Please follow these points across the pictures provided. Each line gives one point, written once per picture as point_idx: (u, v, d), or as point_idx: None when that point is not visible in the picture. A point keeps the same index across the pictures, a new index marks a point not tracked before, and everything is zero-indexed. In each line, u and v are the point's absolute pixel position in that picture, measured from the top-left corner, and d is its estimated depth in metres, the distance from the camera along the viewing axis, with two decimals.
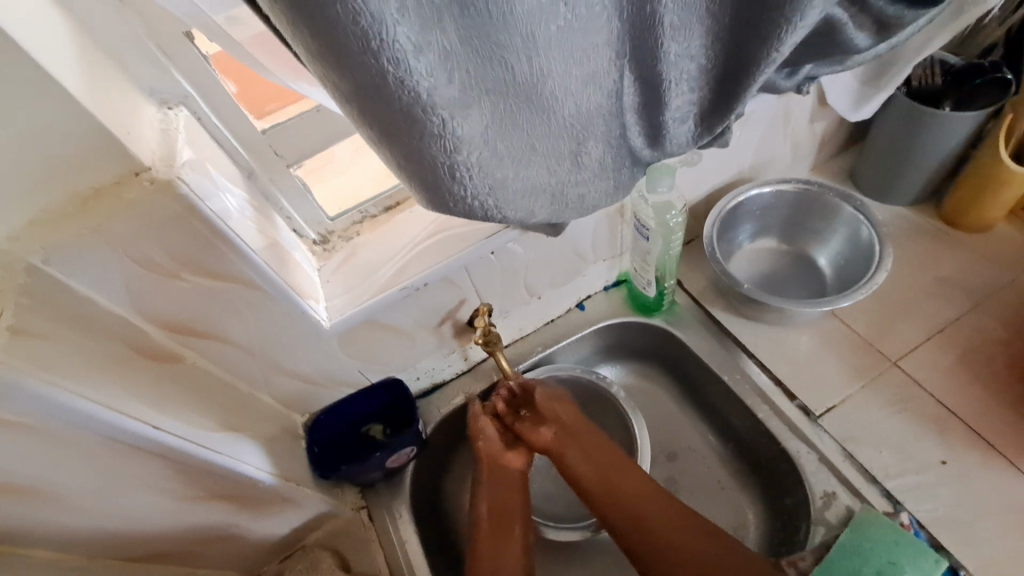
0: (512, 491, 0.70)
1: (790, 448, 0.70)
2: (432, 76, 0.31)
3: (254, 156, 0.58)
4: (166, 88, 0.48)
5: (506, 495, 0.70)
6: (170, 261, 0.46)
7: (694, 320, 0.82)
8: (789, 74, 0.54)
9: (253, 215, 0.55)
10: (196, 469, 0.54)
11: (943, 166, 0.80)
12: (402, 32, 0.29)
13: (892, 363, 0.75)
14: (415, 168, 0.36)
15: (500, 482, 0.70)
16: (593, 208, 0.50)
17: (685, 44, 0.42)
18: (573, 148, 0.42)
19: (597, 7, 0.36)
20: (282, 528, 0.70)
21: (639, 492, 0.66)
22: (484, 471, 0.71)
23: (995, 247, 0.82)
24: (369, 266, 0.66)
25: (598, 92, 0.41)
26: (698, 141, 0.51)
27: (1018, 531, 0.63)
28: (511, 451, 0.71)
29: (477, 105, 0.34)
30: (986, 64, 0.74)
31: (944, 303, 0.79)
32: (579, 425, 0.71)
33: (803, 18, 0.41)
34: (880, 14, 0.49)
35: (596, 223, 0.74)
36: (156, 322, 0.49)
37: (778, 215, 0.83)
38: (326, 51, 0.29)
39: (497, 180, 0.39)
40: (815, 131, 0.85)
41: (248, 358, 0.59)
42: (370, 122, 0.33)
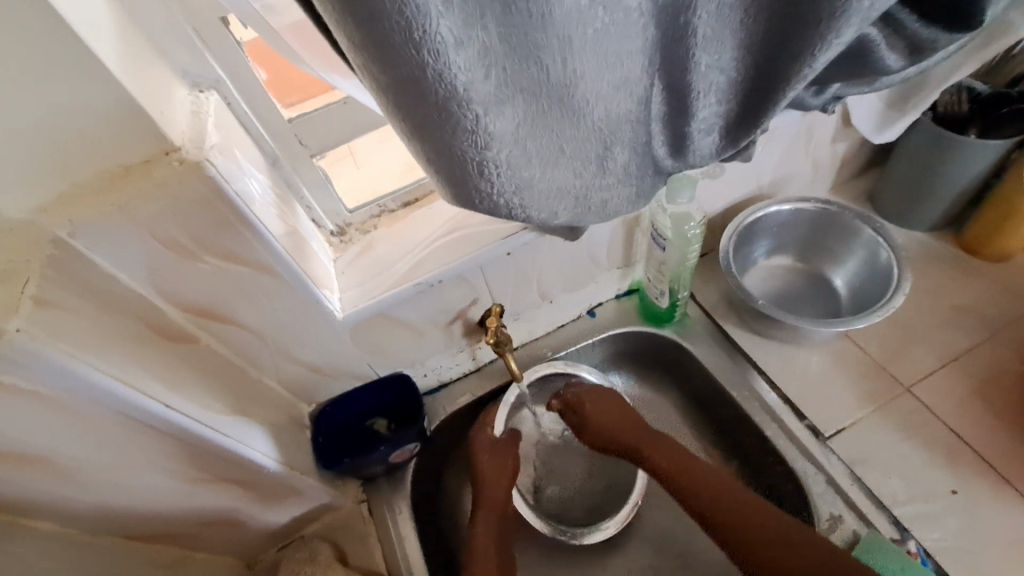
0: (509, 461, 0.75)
1: (796, 468, 0.69)
2: (469, 72, 0.31)
3: (279, 142, 0.58)
4: (199, 71, 0.48)
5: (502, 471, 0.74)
6: (192, 243, 0.46)
7: (705, 333, 0.82)
8: (817, 92, 0.54)
9: (274, 201, 0.55)
10: (202, 452, 0.54)
11: (966, 192, 0.80)
12: (444, 25, 0.29)
13: (904, 388, 0.74)
14: (444, 162, 0.36)
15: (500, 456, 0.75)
16: (613, 215, 0.50)
17: (717, 56, 0.42)
18: (600, 153, 0.43)
19: (634, 14, 0.36)
20: (281, 518, 0.69)
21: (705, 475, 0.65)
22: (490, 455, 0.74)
23: (1015, 277, 0.82)
24: (385, 260, 0.66)
25: (629, 98, 0.41)
26: (722, 153, 0.52)
27: None
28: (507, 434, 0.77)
29: (511, 102, 0.34)
30: (1013, 92, 0.74)
31: (958, 331, 0.78)
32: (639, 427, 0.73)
33: (838, 36, 0.41)
34: (913, 36, 0.49)
35: (612, 229, 0.74)
36: (175, 302, 0.49)
37: (796, 233, 0.83)
38: (368, 41, 0.29)
39: (523, 179, 0.39)
40: (837, 151, 0.84)
41: (260, 343, 0.59)
42: (403, 113, 0.33)
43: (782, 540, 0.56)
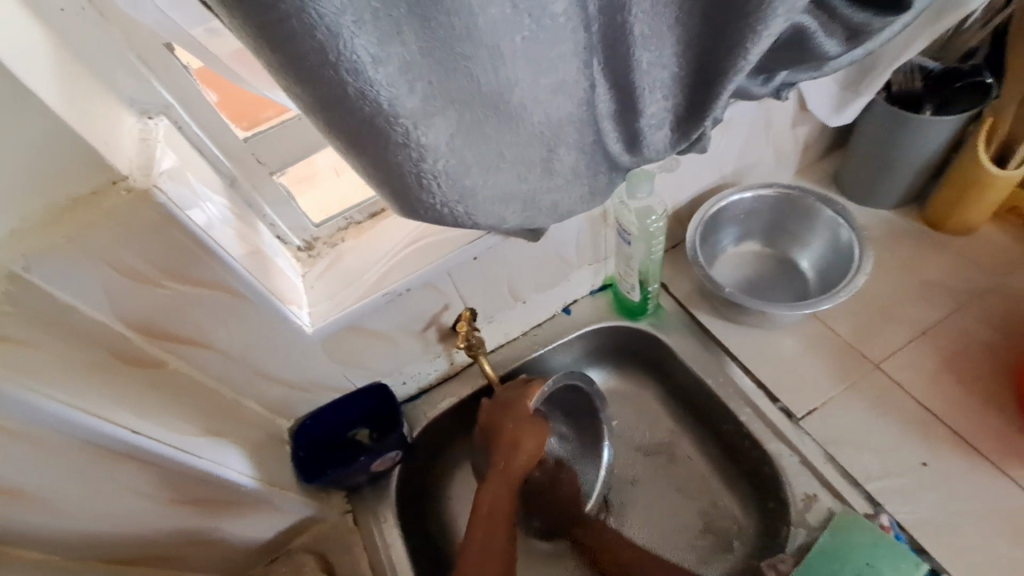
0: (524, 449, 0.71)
1: (772, 450, 0.70)
2: (392, 87, 0.32)
3: (236, 164, 0.58)
4: (147, 98, 0.48)
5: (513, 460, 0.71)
6: (149, 269, 0.47)
7: (680, 324, 0.83)
8: (764, 81, 0.55)
9: (234, 223, 0.56)
10: (176, 473, 0.55)
11: (927, 166, 0.79)
12: (359, 44, 0.29)
13: (875, 365, 0.74)
14: (383, 175, 0.37)
15: (512, 446, 0.71)
16: (568, 214, 0.51)
17: (657, 53, 0.44)
18: (545, 155, 0.43)
19: (564, 19, 0.37)
20: (265, 532, 0.69)
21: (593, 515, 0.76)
22: (503, 443, 0.72)
23: (988, 254, 0.79)
24: (354, 272, 0.66)
25: (569, 100, 0.42)
26: (675, 147, 0.53)
27: (1013, 536, 0.61)
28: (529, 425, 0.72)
29: (443, 113, 0.35)
30: (965, 66, 0.73)
31: (928, 304, 0.77)
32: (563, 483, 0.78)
33: (767, 26, 0.42)
34: (848, 22, 0.50)
35: (578, 228, 0.75)
36: (135, 327, 0.49)
37: (759, 219, 0.84)
38: (288, 65, 0.30)
39: (465, 188, 0.39)
40: (798, 136, 0.85)
41: (231, 363, 0.60)
42: (335, 130, 0.34)
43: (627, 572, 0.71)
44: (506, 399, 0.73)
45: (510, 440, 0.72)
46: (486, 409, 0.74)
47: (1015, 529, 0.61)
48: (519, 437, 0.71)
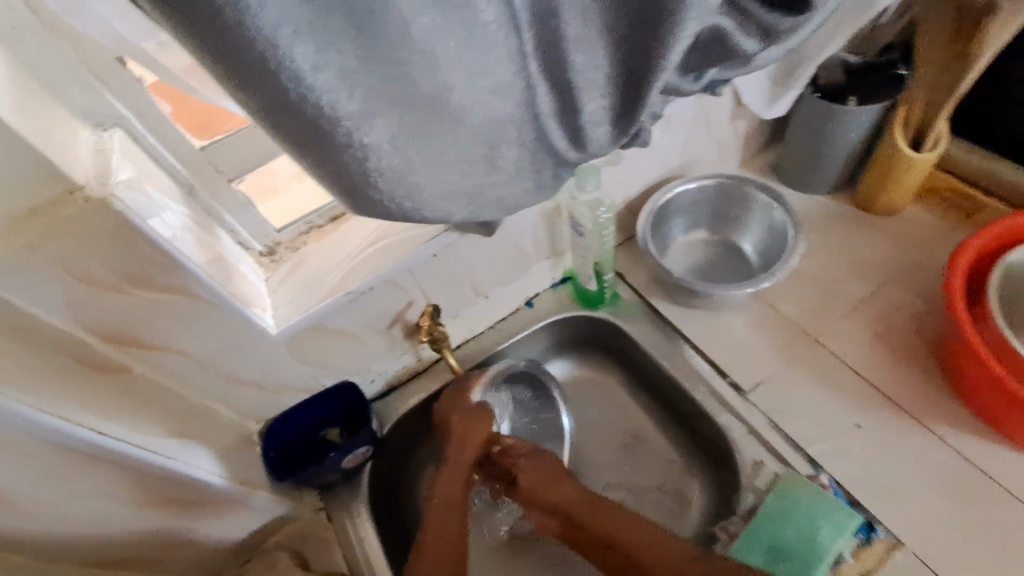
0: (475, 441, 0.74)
1: (722, 423, 0.75)
2: (332, 92, 0.34)
3: (194, 172, 0.60)
4: (101, 111, 0.50)
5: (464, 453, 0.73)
6: (111, 275, 0.48)
7: (636, 311, 0.87)
8: (694, 78, 0.60)
9: (194, 230, 0.57)
10: (145, 471, 0.56)
11: (856, 153, 0.85)
12: (297, 53, 0.32)
13: (813, 338, 0.79)
14: (331, 174, 0.40)
15: (463, 438, 0.74)
16: (515, 207, 0.54)
17: (591, 56, 0.48)
18: (487, 153, 0.47)
19: (495, 26, 0.40)
20: (238, 531, 0.70)
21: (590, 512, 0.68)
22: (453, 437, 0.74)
23: (912, 225, 0.86)
24: (316, 274, 0.68)
25: (507, 101, 0.45)
26: (617, 142, 0.57)
27: (938, 486, 0.66)
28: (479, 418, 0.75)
29: (384, 116, 0.38)
30: (881, 60, 0.79)
31: (861, 280, 0.83)
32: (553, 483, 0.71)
33: (683, 29, 0.46)
34: (761, 22, 0.54)
35: (533, 223, 0.78)
36: (100, 334, 0.51)
37: (705, 208, 0.89)
38: (233, 73, 0.32)
39: (411, 184, 0.42)
40: (738, 129, 0.90)
41: (197, 368, 0.61)
42: (282, 133, 0.37)
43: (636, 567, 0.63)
44: (452, 395, 0.77)
45: (460, 433, 0.74)
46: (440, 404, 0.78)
47: (942, 481, 0.67)
48: (470, 429, 0.74)
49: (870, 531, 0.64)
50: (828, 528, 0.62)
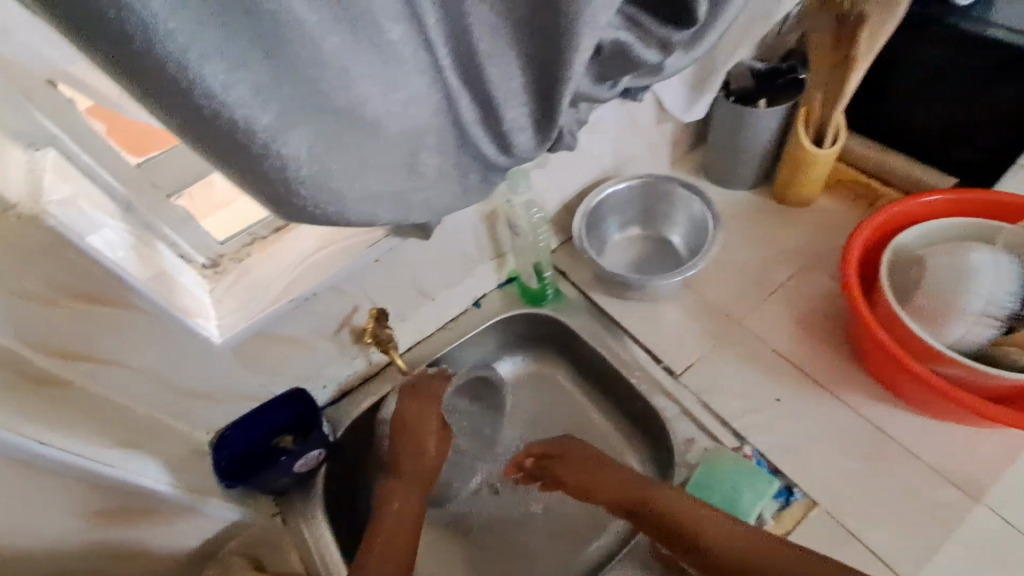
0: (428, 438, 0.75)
1: (657, 405, 0.80)
2: (245, 107, 0.37)
3: (130, 188, 0.60)
4: (32, 131, 0.51)
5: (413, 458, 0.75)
6: (49, 290, 0.50)
7: (576, 305, 0.92)
8: (609, 86, 0.64)
9: (135, 246, 0.59)
10: (94, 484, 0.57)
11: (769, 150, 0.93)
12: (208, 73, 0.35)
13: (737, 322, 0.85)
14: (254, 183, 0.43)
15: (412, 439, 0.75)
16: (442, 209, 0.58)
17: (505, 68, 0.52)
18: (408, 159, 0.51)
19: (403, 44, 0.44)
20: (192, 540, 0.71)
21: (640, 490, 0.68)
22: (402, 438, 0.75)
23: (822, 214, 0.93)
24: (260, 283, 0.70)
25: (423, 111, 0.49)
26: (541, 147, 0.61)
27: (848, 448, 0.73)
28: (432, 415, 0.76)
29: (300, 128, 0.41)
30: (783, 66, 0.87)
31: (780, 266, 0.90)
32: (601, 464, 0.73)
33: (584, 46, 0.50)
34: (662, 37, 0.58)
35: (472, 226, 0.82)
36: (40, 348, 0.52)
37: (635, 206, 0.94)
38: (148, 92, 0.35)
39: (333, 190, 0.46)
40: (665, 132, 0.97)
41: (141, 379, 0.63)
42: (202, 146, 0.40)
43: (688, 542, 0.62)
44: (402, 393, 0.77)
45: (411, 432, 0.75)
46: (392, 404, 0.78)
47: (851, 445, 0.73)
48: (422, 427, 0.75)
49: (788, 494, 0.70)
50: (748, 493, 0.69)
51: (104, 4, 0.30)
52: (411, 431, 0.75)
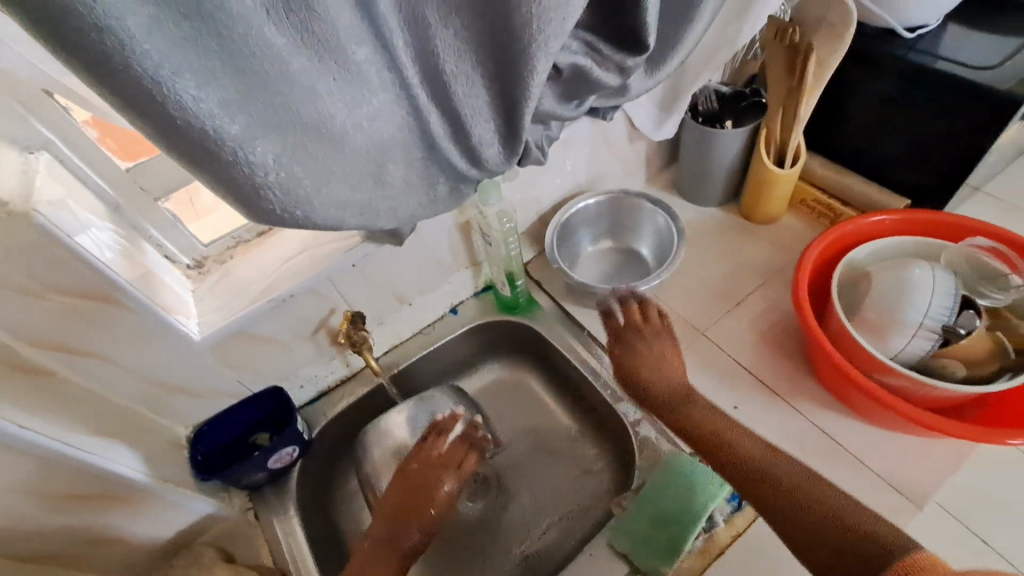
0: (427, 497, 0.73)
1: (621, 411, 0.83)
2: (216, 119, 0.42)
3: (119, 192, 0.65)
4: (27, 137, 0.56)
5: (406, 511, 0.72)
6: (35, 283, 0.53)
7: (549, 313, 0.95)
8: (574, 106, 0.68)
9: (121, 246, 0.63)
10: (70, 470, 0.60)
11: (736, 169, 0.97)
12: (180, 87, 0.39)
13: (701, 332, 0.89)
14: (226, 187, 0.47)
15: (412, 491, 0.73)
16: (410, 216, 0.62)
17: (470, 89, 0.56)
18: (375, 169, 0.55)
19: (370, 65, 0.48)
20: (163, 530, 0.73)
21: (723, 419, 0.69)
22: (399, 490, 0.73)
23: (784, 232, 0.98)
24: (241, 284, 0.74)
25: (390, 126, 0.53)
26: (507, 161, 0.65)
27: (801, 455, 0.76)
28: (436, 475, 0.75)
29: (268, 138, 0.45)
30: (747, 90, 0.92)
31: (744, 280, 0.94)
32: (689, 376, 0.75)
33: (541, 69, 0.55)
34: (619, 62, 0.63)
35: (448, 235, 0.86)
36: (24, 339, 0.55)
37: (605, 220, 0.99)
38: (126, 103, 0.39)
39: (300, 196, 0.50)
40: (639, 150, 1.01)
41: (121, 372, 0.66)
42: (177, 153, 0.44)
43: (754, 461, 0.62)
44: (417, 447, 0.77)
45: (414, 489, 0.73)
46: (414, 457, 0.77)
47: (804, 452, 0.76)
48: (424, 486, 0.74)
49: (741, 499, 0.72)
50: (701, 495, 0.70)
51: (89, 27, 0.35)
52: (416, 499, 0.73)
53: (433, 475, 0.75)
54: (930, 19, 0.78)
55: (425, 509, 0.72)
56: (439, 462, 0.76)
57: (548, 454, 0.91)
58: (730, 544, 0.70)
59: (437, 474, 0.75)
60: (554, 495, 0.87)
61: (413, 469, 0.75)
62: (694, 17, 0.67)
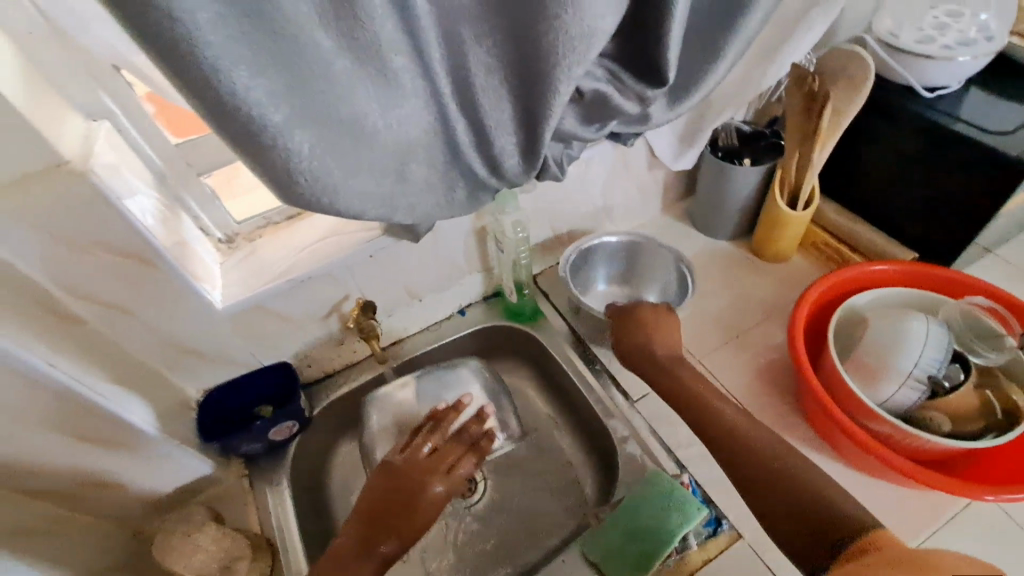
0: (414, 488, 0.76)
1: (610, 426, 0.85)
2: (262, 106, 0.46)
3: (166, 163, 0.70)
4: (92, 105, 0.61)
5: (392, 501, 0.74)
6: (79, 237, 0.58)
7: (552, 325, 0.98)
8: (596, 129, 0.71)
9: (162, 215, 0.68)
10: (86, 413, 0.65)
11: (750, 206, 0.99)
12: (233, 74, 0.44)
13: (697, 360, 0.91)
14: (262, 169, 0.51)
15: (399, 482, 0.76)
16: (427, 215, 0.66)
17: (496, 102, 0.60)
18: (398, 166, 0.59)
19: (405, 71, 0.53)
20: (164, 485, 0.79)
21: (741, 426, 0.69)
22: (386, 477, 0.76)
23: (792, 273, 0.99)
24: (265, 262, 0.79)
25: (416, 128, 0.58)
26: (526, 173, 0.68)
27: None
28: (424, 468, 0.78)
29: (305, 128, 0.50)
30: (766, 131, 0.95)
31: (746, 315, 0.95)
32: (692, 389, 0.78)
33: (565, 91, 0.58)
34: (640, 92, 0.67)
35: (464, 239, 0.91)
36: (63, 286, 0.61)
37: (620, 258, 1.01)
38: (185, 85, 0.44)
39: (328, 184, 0.54)
40: (658, 178, 1.04)
41: (146, 330, 0.71)
42: (223, 134, 0.48)
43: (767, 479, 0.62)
44: (410, 442, 0.81)
45: (399, 480, 0.76)
46: (401, 451, 0.80)
47: None
48: (409, 478, 0.76)
49: (717, 525, 0.74)
50: (678, 516, 0.72)
51: (162, 15, 0.39)
52: (402, 490, 0.75)
53: (421, 472, 0.77)
54: (949, 81, 0.81)
55: (407, 509, 0.74)
56: (430, 455, 0.79)
57: (537, 461, 0.93)
58: (700, 567, 0.71)
59: (423, 474, 0.77)
60: (537, 500, 0.89)
61: (397, 467, 0.77)
62: (720, 56, 0.69)
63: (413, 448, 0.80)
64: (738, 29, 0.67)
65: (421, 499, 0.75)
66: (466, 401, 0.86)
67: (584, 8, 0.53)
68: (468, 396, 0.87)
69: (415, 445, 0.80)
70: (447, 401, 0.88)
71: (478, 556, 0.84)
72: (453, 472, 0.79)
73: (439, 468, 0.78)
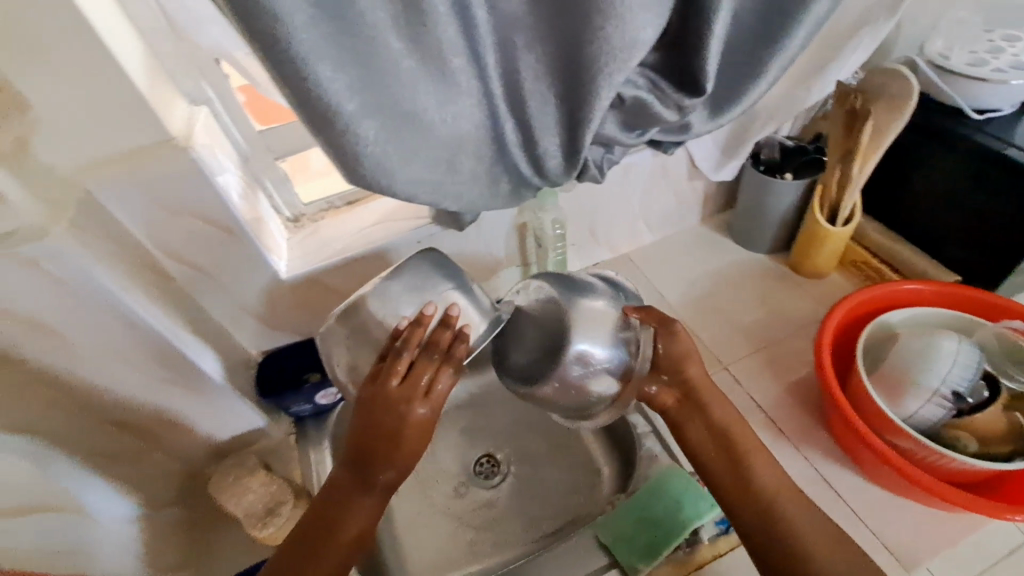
0: (396, 414, 0.66)
1: (631, 421, 0.88)
2: (339, 94, 0.53)
3: (250, 147, 0.80)
4: (197, 92, 0.71)
5: (380, 426, 0.66)
6: (176, 203, 0.68)
7: None
8: (636, 134, 0.76)
9: (244, 192, 0.77)
10: (168, 356, 0.74)
11: (789, 220, 1.00)
12: (318, 66, 0.51)
13: (723, 366, 0.92)
14: (333, 150, 0.59)
15: (381, 410, 0.65)
16: (472, 204, 0.72)
17: (543, 104, 0.66)
18: (449, 156, 0.65)
19: (462, 71, 0.59)
20: (224, 433, 0.90)
21: (754, 444, 0.72)
22: (365, 406, 0.66)
23: (827, 290, 1.00)
24: (326, 241, 0.88)
25: (468, 123, 0.64)
26: (567, 173, 0.73)
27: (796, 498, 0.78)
28: (402, 393, 0.66)
29: (373, 116, 0.57)
30: (809, 147, 0.96)
31: (777, 327, 0.96)
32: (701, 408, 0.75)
33: (606, 97, 0.63)
34: (678, 102, 0.71)
35: (505, 233, 0.96)
36: (158, 244, 0.71)
37: None
38: (279, 75, 0.52)
39: (387, 167, 0.61)
40: (698, 189, 1.07)
41: (221, 291, 0.80)
42: (304, 118, 0.56)
43: (761, 509, 0.67)
44: (377, 369, 0.67)
45: (381, 409, 0.65)
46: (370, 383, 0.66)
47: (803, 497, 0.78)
48: (389, 407, 0.66)
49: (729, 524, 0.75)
50: (689, 509, 0.74)
51: (268, 15, 0.47)
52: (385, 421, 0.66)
53: (402, 400, 0.66)
54: (1001, 104, 0.81)
55: (396, 433, 0.66)
56: (407, 380, 0.66)
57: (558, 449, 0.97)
58: (710, 561, 0.74)
59: (401, 399, 0.65)
60: (556, 483, 0.93)
61: (370, 397, 0.66)
62: (764, 71, 0.72)
63: (383, 375, 0.66)
64: (782, 46, 0.70)
65: (407, 425, 0.66)
66: (429, 310, 0.67)
67: (627, 21, 0.58)
68: (430, 305, 0.67)
69: (385, 371, 0.66)
70: (405, 318, 0.67)
71: (495, 527, 0.90)
72: (434, 388, 0.67)
73: (420, 388, 0.66)
